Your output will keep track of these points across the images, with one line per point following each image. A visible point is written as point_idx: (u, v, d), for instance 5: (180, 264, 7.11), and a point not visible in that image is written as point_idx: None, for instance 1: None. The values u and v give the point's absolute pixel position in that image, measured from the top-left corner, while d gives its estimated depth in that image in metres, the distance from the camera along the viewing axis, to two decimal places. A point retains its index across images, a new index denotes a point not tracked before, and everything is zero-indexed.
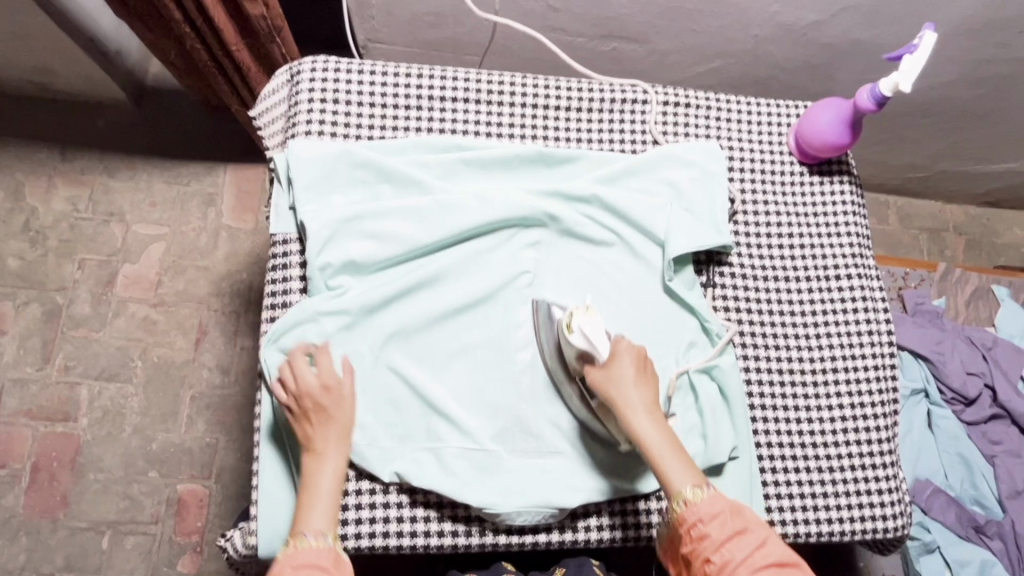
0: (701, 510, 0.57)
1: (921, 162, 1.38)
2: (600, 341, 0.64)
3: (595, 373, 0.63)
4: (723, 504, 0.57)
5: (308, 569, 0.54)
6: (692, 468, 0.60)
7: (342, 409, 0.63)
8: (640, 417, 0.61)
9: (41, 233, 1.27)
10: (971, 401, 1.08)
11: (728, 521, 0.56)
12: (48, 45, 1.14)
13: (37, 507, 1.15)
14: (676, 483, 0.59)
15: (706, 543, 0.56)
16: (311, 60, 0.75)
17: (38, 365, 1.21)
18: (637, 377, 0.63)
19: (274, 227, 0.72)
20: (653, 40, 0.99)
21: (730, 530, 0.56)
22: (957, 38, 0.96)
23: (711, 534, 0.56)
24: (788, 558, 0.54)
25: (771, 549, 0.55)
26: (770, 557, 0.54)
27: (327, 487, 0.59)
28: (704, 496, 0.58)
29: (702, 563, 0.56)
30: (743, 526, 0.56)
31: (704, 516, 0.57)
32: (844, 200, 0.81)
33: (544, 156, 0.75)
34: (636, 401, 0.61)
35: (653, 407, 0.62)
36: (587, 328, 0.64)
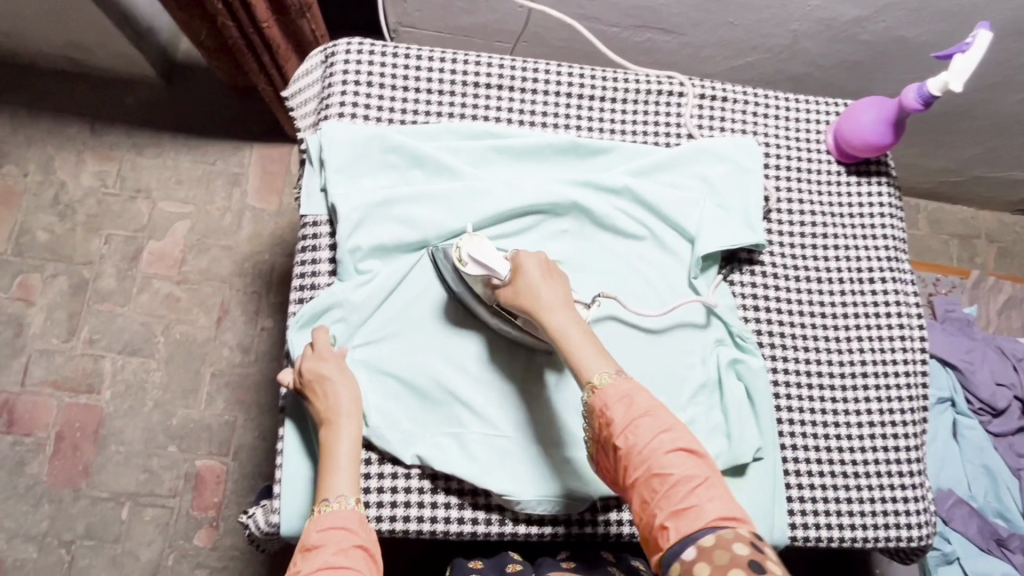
0: (609, 393, 0.55)
1: (956, 167, 1.34)
2: (497, 263, 0.62)
3: (503, 291, 0.62)
4: (629, 387, 0.56)
5: (333, 531, 0.55)
6: (606, 358, 0.58)
7: (347, 377, 0.63)
8: (556, 314, 0.59)
9: (70, 207, 1.29)
10: (999, 412, 1.06)
11: (637, 403, 0.55)
12: (83, 20, 1.15)
13: (60, 476, 1.18)
14: (589, 370, 0.57)
15: (614, 430, 0.55)
16: (346, 42, 0.75)
17: (64, 337, 1.23)
18: (546, 279, 0.61)
19: (305, 209, 0.72)
20: (688, 32, 0.97)
21: (636, 412, 0.54)
22: (1005, 39, 0.93)
23: (619, 418, 0.54)
24: (696, 447, 0.54)
25: (679, 436, 0.54)
26: (678, 443, 0.53)
27: (343, 453, 0.60)
28: (611, 381, 0.56)
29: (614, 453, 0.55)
30: (652, 408, 0.55)
31: (614, 400, 0.55)
32: (882, 201, 0.80)
33: (577, 147, 0.74)
34: (550, 301, 0.60)
35: (567, 306, 0.60)
36: (474, 251, 0.62)
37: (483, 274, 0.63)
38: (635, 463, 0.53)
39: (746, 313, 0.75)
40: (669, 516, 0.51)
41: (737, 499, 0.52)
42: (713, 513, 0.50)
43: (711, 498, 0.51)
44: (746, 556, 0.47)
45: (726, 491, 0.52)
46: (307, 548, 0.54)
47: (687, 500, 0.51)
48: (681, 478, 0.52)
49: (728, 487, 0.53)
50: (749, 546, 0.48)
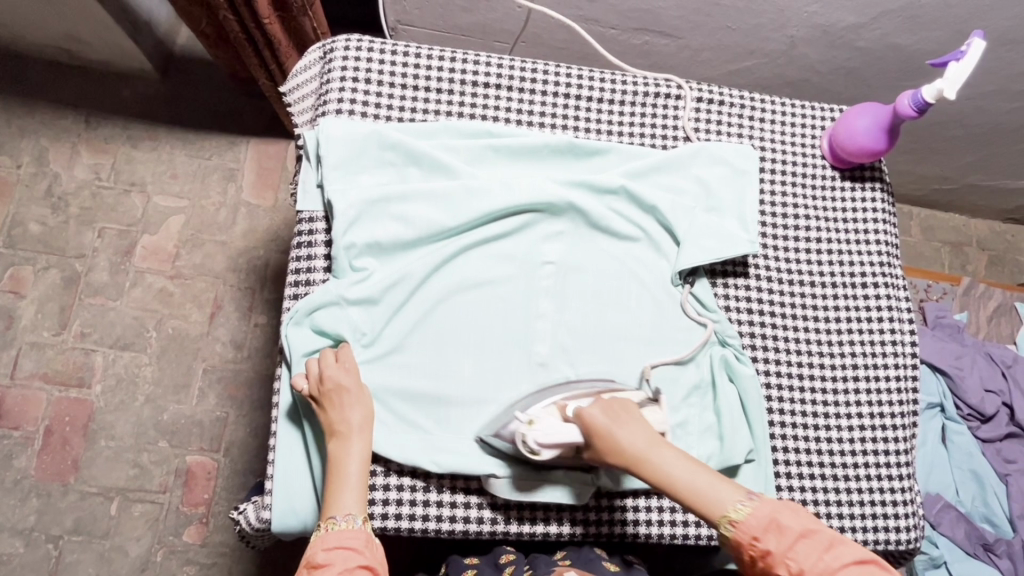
0: (750, 527, 0.53)
1: (948, 175, 1.36)
2: (567, 432, 0.61)
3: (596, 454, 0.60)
4: (768, 512, 0.53)
5: (339, 551, 0.55)
6: (727, 486, 0.55)
7: (363, 393, 0.62)
8: (665, 458, 0.57)
9: (62, 199, 1.28)
10: (987, 418, 1.07)
11: (788, 524, 0.52)
12: (79, 11, 1.14)
13: (49, 470, 1.17)
14: (717, 509, 0.54)
15: (772, 557, 0.52)
16: (345, 38, 0.75)
17: (54, 330, 1.22)
18: (628, 426, 0.59)
19: (300, 204, 0.72)
20: (686, 35, 0.98)
21: (791, 534, 0.52)
22: (997, 49, 0.94)
23: (771, 543, 0.52)
24: (862, 556, 0.50)
25: (841, 549, 0.50)
26: (842, 555, 0.50)
27: (352, 469, 0.59)
28: (749, 510, 0.53)
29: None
30: (804, 527, 0.52)
31: (758, 527, 0.53)
32: (875, 206, 0.80)
33: (575, 147, 0.74)
34: (644, 444, 0.58)
35: (659, 447, 0.58)
36: (545, 434, 0.61)
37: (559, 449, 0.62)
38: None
39: (741, 317, 0.75)
40: None
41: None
42: None
43: None
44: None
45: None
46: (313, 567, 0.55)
47: None
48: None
49: None
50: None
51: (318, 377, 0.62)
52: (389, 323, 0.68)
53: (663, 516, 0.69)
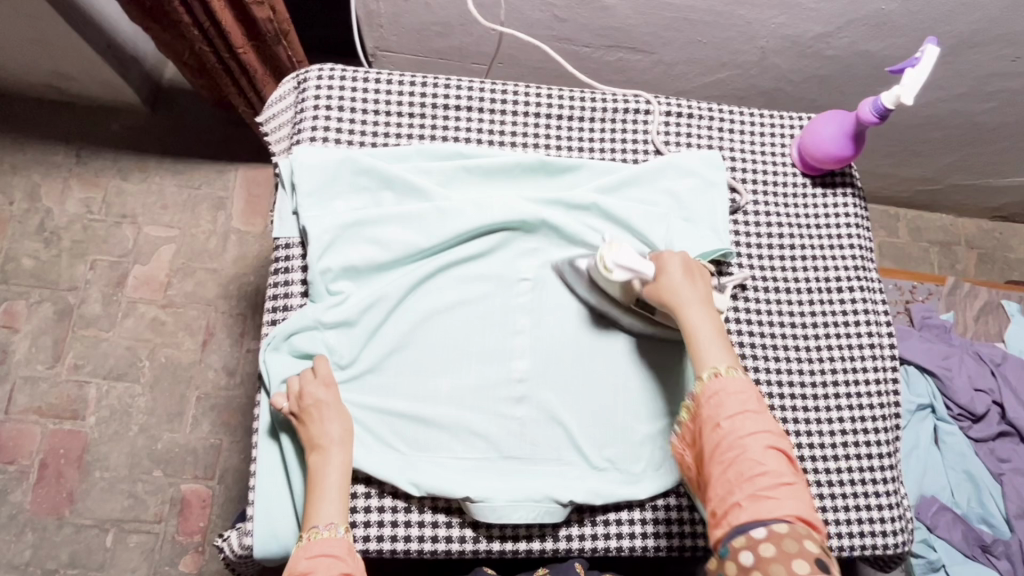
0: (726, 383, 0.58)
1: (930, 176, 1.37)
2: (640, 266, 0.65)
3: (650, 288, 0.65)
4: (747, 387, 0.58)
5: (321, 559, 0.57)
6: (728, 355, 0.60)
7: (342, 408, 0.64)
8: (699, 311, 0.63)
9: (55, 234, 1.30)
10: (979, 418, 1.06)
11: (749, 402, 0.57)
12: (67, 50, 1.17)
13: (44, 504, 1.17)
14: (709, 362, 0.60)
15: (721, 412, 0.57)
16: (318, 68, 0.76)
17: (48, 363, 1.23)
18: (686, 281, 0.64)
19: (277, 232, 0.73)
20: (659, 50, 1.00)
21: (749, 406, 0.57)
22: (964, 52, 0.96)
23: (727, 405, 0.57)
24: (793, 456, 0.55)
25: (779, 439, 0.56)
26: (777, 445, 0.55)
27: (331, 483, 0.61)
28: (732, 375, 0.59)
29: (710, 431, 0.57)
30: (760, 411, 0.57)
31: (725, 389, 0.58)
32: (847, 212, 0.81)
33: (546, 165, 0.75)
34: (693, 297, 0.64)
35: (700, 301, 0.63)
36: (622, 257, 0.65)
37: (628, 276, 0.66)
38: (732, 445, 0.55)
39: None
40: (746, 497, 0.53)
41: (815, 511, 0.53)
42: (790, 508, 0.52)
43: (792, 497, 0.53)
44: (816, 554, 0.49)
45: (806, 499, 0.53)
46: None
47: (770, 491, 0.52)
48: (768, 471, 0.53)
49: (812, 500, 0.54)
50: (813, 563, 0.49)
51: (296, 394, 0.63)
52: (368, 345, 0.68)
53: (646, 528, 0.69)
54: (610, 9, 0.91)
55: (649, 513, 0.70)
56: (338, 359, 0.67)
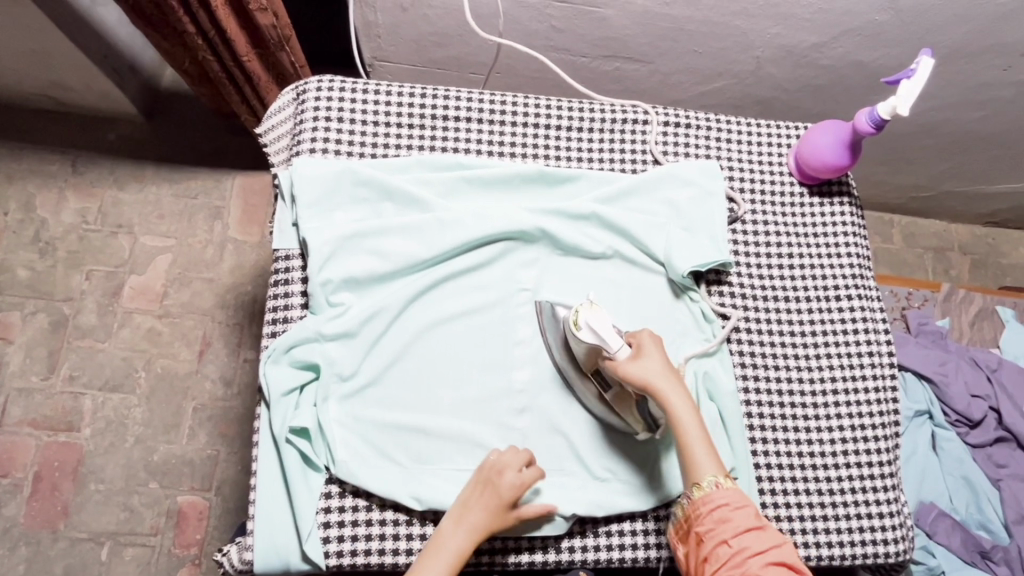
0: (727, 496, 0.60)
1: (924, 183, 1.38)
2: (611, 338, 0.64)
3: (618, 367, 0.63)
4: (748, 502, 0.60)
5: None
6: (717, 463, 0.62)
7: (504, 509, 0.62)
8: (682, 409, 0.62)
9: (50, 244, 1.29)
10: (976, 423, 1.07)
11: (747, 514, 0.59)
12: (64, 60, 1.17)
13: (38, 517, 1.16)
14: (704, 472, 0.61)
15: (726, 526, 0.59)
16: (317, 80, 0.77)
17: (43, 374, 1.22)
18: (663, 369, 0.63)
19: (277, 243, 0.73)
20: (655, 60, 1.00)
21: (748, 522, 0.59)
22: (956, 61, 0.97)
23: (731, 521, 0.59)
24: (796, 563, 0.58)
25: (784, 551, 0.58)
26: (778, 556, 0.58)
27: (443, 557, 0.60)
28: (728, 488, 0.61)
29: (716, 544, 0.59)
30: (763, 526, 0.59)
31: (727, 504, 0.60)
32: (844, 220, 0.82)
33: (545, 175, 0.75)
34: (676, 396, 0.63)
35: (682, 394, 0.63)
36: (597, 325, 0.64)
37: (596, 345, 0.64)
38: (733, 560, 0.58)
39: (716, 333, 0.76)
40: None
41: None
42: None
43: None
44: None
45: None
46: None
47: None
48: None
49: None
50: None
51: (494, 470, 0.63)
52: (368, 356, 0.68)
53: (648, 538, 0.69)
54: (607, 20, 0.92)
55: (649, 525, 0.69)
56: (339, 371, 0.67)
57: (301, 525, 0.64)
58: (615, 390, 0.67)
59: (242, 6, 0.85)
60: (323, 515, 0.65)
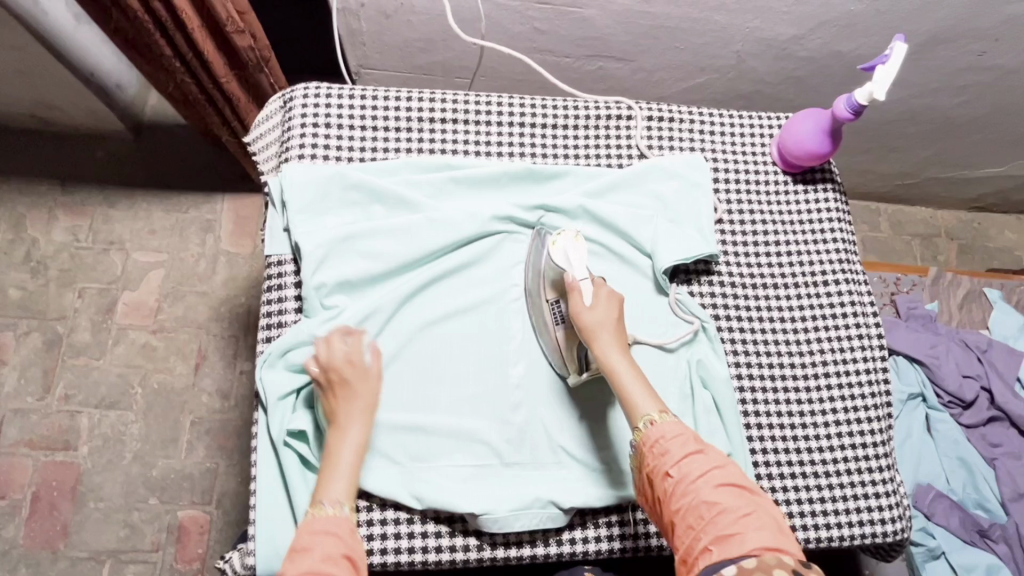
0: (664, 429, 0.58)
1: (908, 170, 1.40)
2: (577, 266, 0.67)
3: (574, 307, 0.65)
4: (685, 429, 0.58)
5: (320, 536, 0.52)
6: (653, 398, 0.61)
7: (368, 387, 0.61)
8: (615, 354, 0.62)
9: (41, 263, 1.29)
10: (968, 404, 1.08)
11: (686, 442, 0.57)
12: (51, 78, 1.17)
13: (37, 538, 1.15)
14: (642, 410, 0.60)
15: (668, 459, 0.57)
16: (303, 87, 0.77)
17: (39, 395, 1.22)
18: (614, 321, 0.64)
19: (269, 249, 0.73)
20: (638, 58, 1.02)
21: (691, 448, 0.57)
22: (932, 48, 0.99)
23: (671, 452, 0.57)
24: (743, 482, 0.55)
25: (729, 471, 0.55)
26: (726, 477, 0.55)
27: (345, 461, 0.58)
28: (664, 421, 0.59)
29: (661, 479, 0.57)
30: (706, 448, 0.57)
31: (664, 437, 0.58)
32: (828, 207, 0.83)
33: (533, 173, 0.76)
34: (610, 337, 0.63)
35: (620, 344, 0.63)
36: (566, 254, 0.68)
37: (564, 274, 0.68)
38: (682, 491, 0.55)
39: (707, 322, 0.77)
40: (712, 539, 0.51)
41: (782, 532, 0.52)
42: (755, 540, 0.50)
43: (756, 527, 0.51)
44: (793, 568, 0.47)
45: (770, 522, 0.52)
46: (294, 551, 0.52)
47: (731, 527, 0.51)
48: (727, 506, 0.53)
49: (777, 520, 0.53)
50: None
51: (331, 373, 0.61)
52: None
53: (648, 527, 0.69)
54: (588, 20, 0.94)
55: (650, 514, 0.70)
56: None
57: None
58: (565, 325, 0.69)
59: (219, 29, 0.85)
60: None
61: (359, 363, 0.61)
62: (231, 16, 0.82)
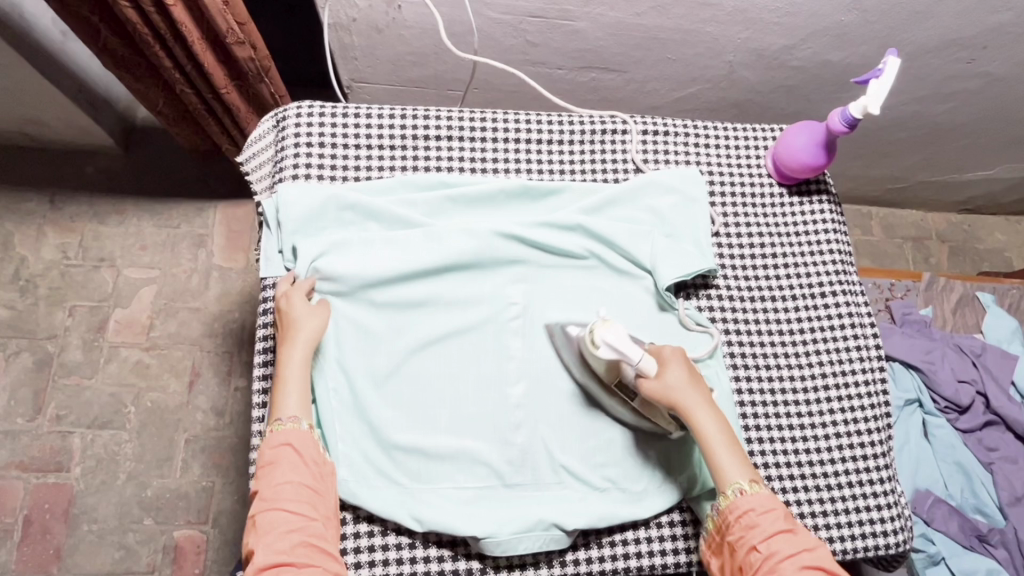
0: (753, 500, 0.59)
1: (899, 175, 1.41)
2: (629, 349, 0.63)
3: (648, 387, 0.64)
4: (776, 503, 0.60)
5: (282, 449, 0.59)
6: (744, 464, 0.62)
7: (308, 311, 0.65)
8: (705, 418, 0.62)
9: (30, 282, 1.27)
10: (965, 409, 1.09)
11: (776, 519, 0.59)
12: (38, 95, 1.15)
13: (30, 562, 1.13)
14: (731, 478, 0.61)
15: (756, 533, 0.58)
16: (296, 106, 0.77)
17: (29, 416, 1.20)
18: (688, 380, 0.64)
19: (264, 271, 0.72)
20: (630, 69, 1.02)
21: (780, 526, 0.58)
22: (922, 57, 1.00)
23: (760, 527, 0.58)
24: (833, 567, 0.57)
25: (819, 555, 0.57)
26: (815, 561, 0.56)
27: (291, 380, 0.63)
28: (754, 491, 0.60)
29: (746, 552, 0.58)
30: (796, 530, 0.59)
31: (753, 509, 0.59)
32: (824, 218, 0.83)
33: (529, 190, 0.76)
34: (697, 402, 0.63)
35: (705, 403, 0.63)
36: (619, 339, 0.63)
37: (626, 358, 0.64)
38: (770, 568, 0.56)
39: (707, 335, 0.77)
40: None
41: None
42: None
43: None
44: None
45: None
46: (261, 467, 0.59)
47: None
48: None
49: None
50: None
51: (284, 307, 0.66)
52: (364, 375, 0.68)
53: (652, 546, 0.69)
54: (580, 32, 0.94)
55: (653, 532, 0.69)
56: (335, 392, 0.68)
57: None
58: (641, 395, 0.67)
59: (219, 41, 0.84)
60: None
61: (300, 294, 0.66)
62: (230, 28, 0.81)
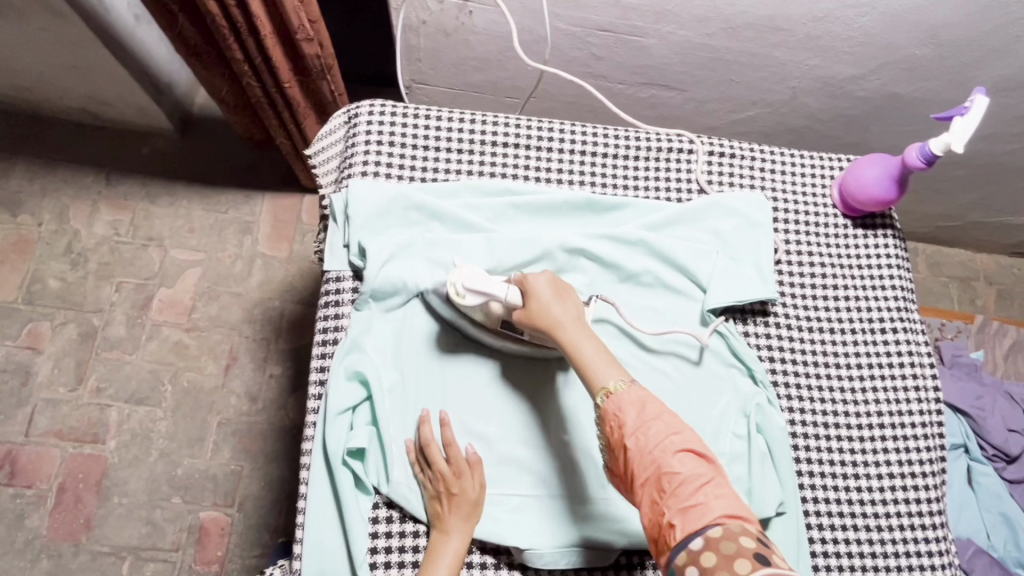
0: (622, 399, 0.57)
1: (952, 213, 1.38)
2: (490, 288, 0.65)
3: (518, 315, 0.64)
4: (643, 396, 0.57)
5: None
6: (613, 367, 0.60)
7: (474, 495, 0.64)
8: (575, 330, 0.62)
9: (82, 255, 1.30)
10: (1013, 458, 1.06)
11: (648, 409, 0.56)
12: (106, 75, 1.19)
13: (61, 530, 1.15)
14: (601, 381, 0.59)
15: (626, 430, 0.55)
16: (369, 103, 0.78)
17: (71, 386, 1.23)
18: (554, 297, 0.63)
19: (328, 264, 0.73)
20: (692, 89, 1.02)
21: (648, 416, 0.55)
22: (995, 95, 0.97)
23: (631, 420, 0.55)
24: (703, 450, 0.54)
25: (688, 439, 0.54)
26: (685, 445, 0.53)
27: (447, 563, 0.61)
28: (624, 388, 0.58)
29: (624, 455, 0.55)
30: (664, 414, 0.56)
31: (624, 404, 0.56)
32: (888, 253, 0.82)
33: (593, 203, 0.76)
34: (564, 314, 0.62)
35: (574, 317, 0.62)
36: (472, 280, 0.65)
37: (484, 299, 0.65)
38: (646, 464, 0.53)
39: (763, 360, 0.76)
40: (676, 513, 0.50)
41: (741, 503, 0.51)
42: (718, 510, 0.49)
43: (716, 496, 0.50)
44: (752, 547, 0.46)
45: (729, 491, 0.51)
46: None
47: (693, 498, 0.50)
48: (687, 477, 0.51)
49: (734, 487, 0.52)
50: (753, 559, 0.45)
51: (447, 477, 0.63)
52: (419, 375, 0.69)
53: None
54: (647, 48, 0.93)
55: None
56: (389, 390, 0.68)
57: (354, 551, 0.63)
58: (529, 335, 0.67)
59: (290, 37, 0.85)
60: (372, 537, 0.64)
61: (472, 476, 0.64)
62: (302, 24, 0.82)
